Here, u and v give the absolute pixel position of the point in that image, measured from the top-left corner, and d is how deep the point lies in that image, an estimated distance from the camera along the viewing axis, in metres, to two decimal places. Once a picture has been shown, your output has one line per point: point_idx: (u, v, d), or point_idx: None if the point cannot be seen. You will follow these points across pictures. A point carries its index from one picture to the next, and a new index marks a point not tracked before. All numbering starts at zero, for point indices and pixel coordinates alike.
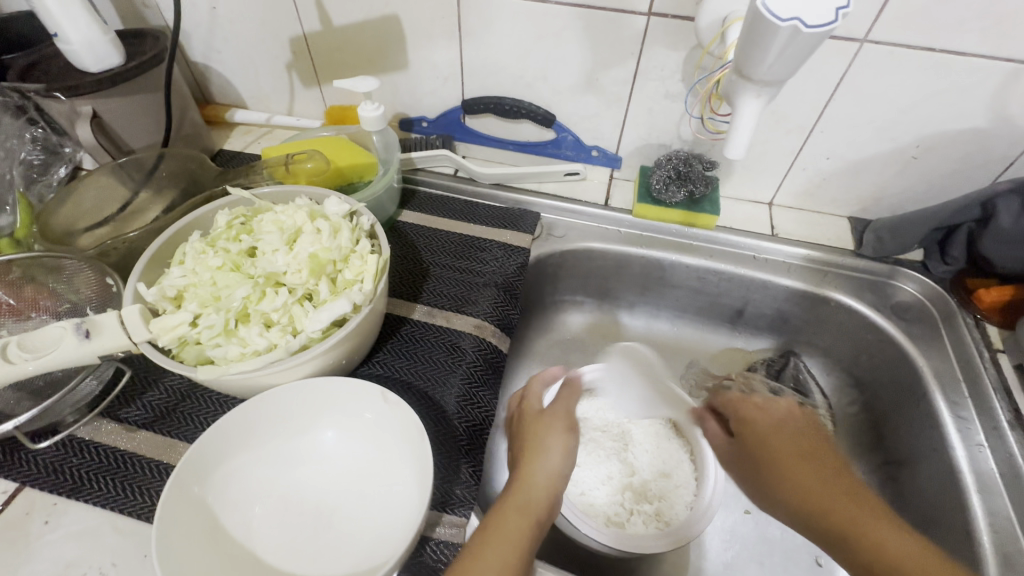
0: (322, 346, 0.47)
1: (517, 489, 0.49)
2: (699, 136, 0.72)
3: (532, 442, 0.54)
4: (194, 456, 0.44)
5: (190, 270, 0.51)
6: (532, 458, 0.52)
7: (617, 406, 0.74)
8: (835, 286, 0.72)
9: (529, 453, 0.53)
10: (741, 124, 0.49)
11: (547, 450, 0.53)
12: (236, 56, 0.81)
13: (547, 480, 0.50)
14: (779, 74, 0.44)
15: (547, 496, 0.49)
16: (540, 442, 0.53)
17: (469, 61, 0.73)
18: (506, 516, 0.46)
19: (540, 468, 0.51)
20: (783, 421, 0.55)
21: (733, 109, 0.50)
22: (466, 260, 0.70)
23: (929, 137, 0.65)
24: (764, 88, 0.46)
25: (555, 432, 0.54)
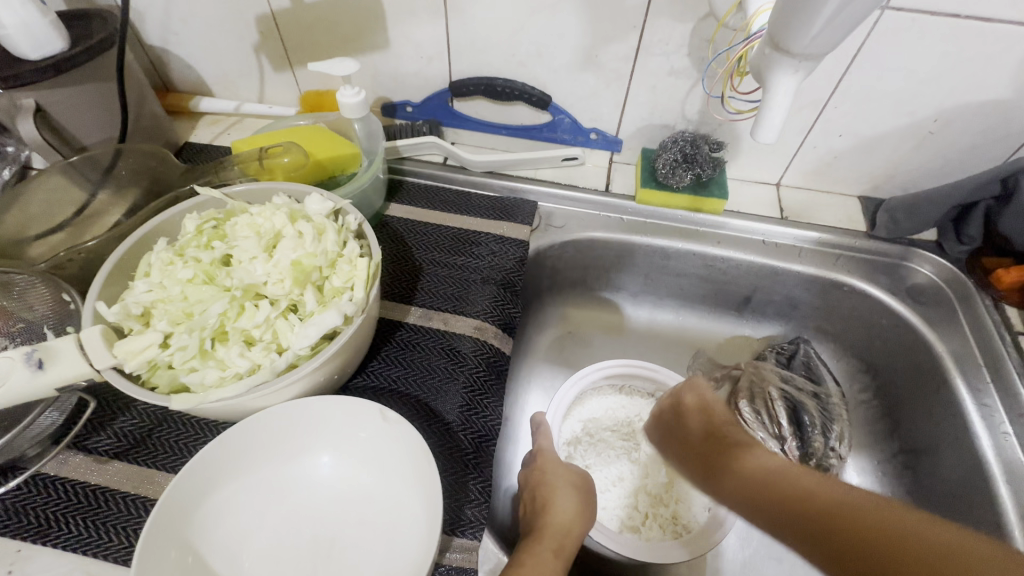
0: (313, 365, 0.43)
1: (544, 521, 0.53)
2: (714, 115, 0.67)
3: (547, 482, 0.57)
4: (176, 493, 0.40)
5: (157, 283, 0.45)
6: (551, 494, 0.56)
7: (625, 405, 0.71)
8: (847, 270, 0.69)
9: (547, 491, 0.56)
10: (777, 103, 0.45)
11: (561, 487, 0.56)
12: (197, 37, 0.73)
13: (567, 513, 0.54)
14: (824, 46, 0.40)
15: (570, 524, 0.53)
16: (554, 480, 0.57)
17: (457, 38, 0.67)
18: (538, 542, 0.49)
19: (559, 503, 0.55)
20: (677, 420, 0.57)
21: (764, 87, 0.46)
22: (461, 256, 0.65)
23: (947, 111, 0.61)
24: (803, 62, 0.42)
25: (569, 475, 0.58)
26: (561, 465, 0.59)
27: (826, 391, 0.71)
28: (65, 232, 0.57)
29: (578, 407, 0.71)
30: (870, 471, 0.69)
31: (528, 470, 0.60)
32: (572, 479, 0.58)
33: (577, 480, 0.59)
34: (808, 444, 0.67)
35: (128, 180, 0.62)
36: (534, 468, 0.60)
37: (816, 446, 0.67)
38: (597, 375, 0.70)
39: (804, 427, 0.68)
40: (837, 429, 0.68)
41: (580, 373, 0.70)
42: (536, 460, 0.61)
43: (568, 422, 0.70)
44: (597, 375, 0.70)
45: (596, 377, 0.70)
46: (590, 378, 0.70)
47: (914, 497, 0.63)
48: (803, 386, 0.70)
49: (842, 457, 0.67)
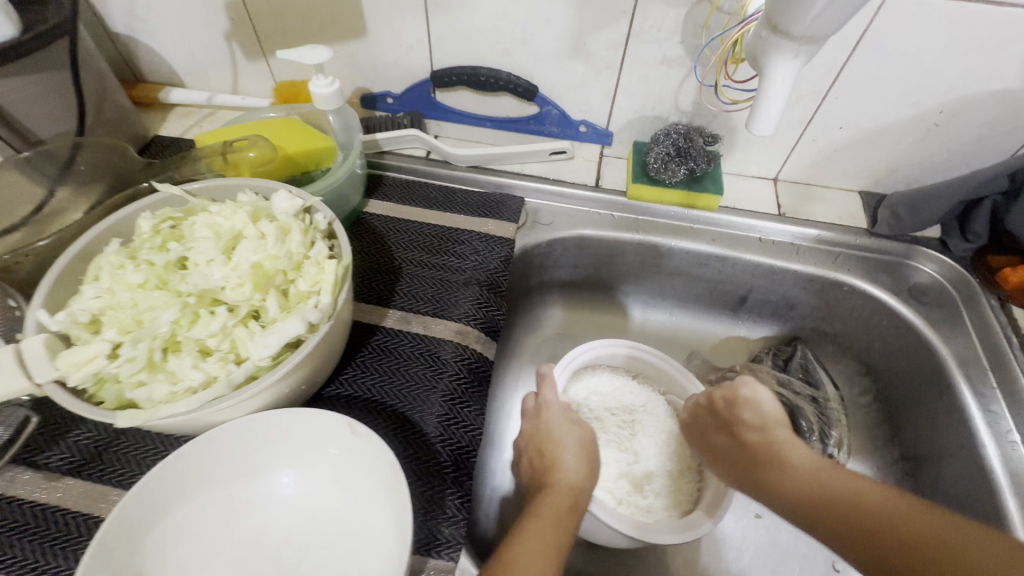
0: (272, 378, 0.39)
1: (548, 480, 0.50)
2: (707, 104, 0.64)
3: (552, 439, 0.54)
4: (126, 514, 0.37)
5: (107, 289, 0.42)
6: (556, 451, 0.53)
7: (636, 390, 0.68)
8: (847, 269, 0.66)
9: (552, 448, 0.53)
10: (774, 91, 0.42)
11: (567, 444, 0.53)
12: (165, 25, 0.69)
13: (576, 471, 0.50)
14: (828, 28, 0.37)
15: (578, 483, 0.50)
16: (560, 438, 0.54)
17: (438, 25, 0.63)
18: (543, 502, 0.46)
19: (566, 460, 0.51)
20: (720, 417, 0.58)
21: (760, 74, 0.43)
22: (442, 256, 0.62)
23: (953, 102, 0.58)
24: (805, 46, 0.39)
25: (580, 432, 0.55)
26: (567, 422, 0.56)
27: (824, 395, 0.69)
28: (25, 229, 0.52)
29: (588, 375, 0.67)
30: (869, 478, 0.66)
31: (531, 423, 0.57)
32: (580, 433, 0.55)
33: (584, 436, 0.55)
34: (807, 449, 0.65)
35: (90, 176, 0.57)
36: (536, 422, 0.56)
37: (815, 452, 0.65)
38: (626, 350, 0.68)
39: (802, 432, 0.66)
40: (836, 435, 0.67)
41: (610, 340, 0.68)
42: (539, 413, 0.57)
43: (574, 386, 0.66)
44: (626, 350, 0.68)
45: (625, 351, 0.68)
46: (618, 350, 0.68)
47: None
48: (801, 390, 0.69)
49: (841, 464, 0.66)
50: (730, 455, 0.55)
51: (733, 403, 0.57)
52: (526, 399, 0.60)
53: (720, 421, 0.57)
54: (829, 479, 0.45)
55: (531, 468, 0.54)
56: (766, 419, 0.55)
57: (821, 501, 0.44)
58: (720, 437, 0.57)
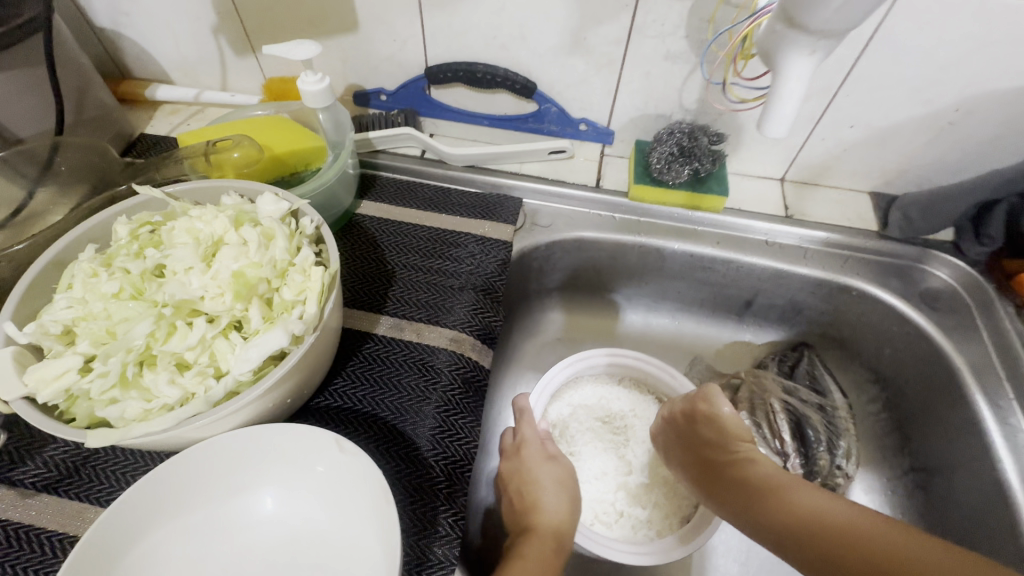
0: (253, 394, 0.37)
1: (530, 522, 0.48)
2: (713, 103, 0.61)
3: (532, 480, 0.51)
4: (99, 538, 0.35)
5: (79, 299, 0.40)
6: (536, 489, 0.50)
7: (622, 396, 0.65)
8: (857, 273, 0.63)
9: (531, 490, 0.50)
10: (788, 88, 0.40)
11: (546, 485, 0.51)
12: (149, 19, 0.67)
13: (558, 513, 0.48)
14: (846, 22, 0.35)
15: (559, 527, 0.47)
16: (539, 477, 0.51)
17: (432, 19, 0.61)
18: (526, 547, 0.44)
19: (547, 503, 0.49)
20: (688, 434, 0.56)
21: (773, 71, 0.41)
22: (437, 259, 0.60)
23: (970, 100, 0.56)
24: (821, 41, 0.37)
25: (559, 471, 0.52)
26: (546, 460, 0.53)
27: (832, 404, 0.66)
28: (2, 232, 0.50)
29: (569, 391, 0.64)
30: (878, 488, 0.64)
31: (509, 462, 0.54)
32: (559, 471, 0.52)
33: (563, 472, 0.52)
34: (813, 460, 0.63)
35: (70, 177, 0.55)
36: (515, 460, 0.53)
37: (822, 464, 0.63)
38: (604, 360, 0.65)
39: (809, 442, 0.64)
40: (844, 445, 0.65)
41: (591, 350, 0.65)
42: (518, 449, 0.54)
43: (555, 404, 0.64)
44: (606, 359, 0.65)
45: (604, 360, 0.65)
46: (596, 361, 0.64)
47: (927, 521, 0.59)
48: (807, 398, 0.66)
49: (849, 475, 0.63)
50: (700, 476, 0.53)
51: (697, 417, 0.55)
52: (504, 436, 0.57)
53: (687, 438, 0.56)
54: (795, 496, 0.45)
55: (510, 510, 0.51)
56: (727, 434, 0.53)
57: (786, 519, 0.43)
58: (688, 455, 0.55)
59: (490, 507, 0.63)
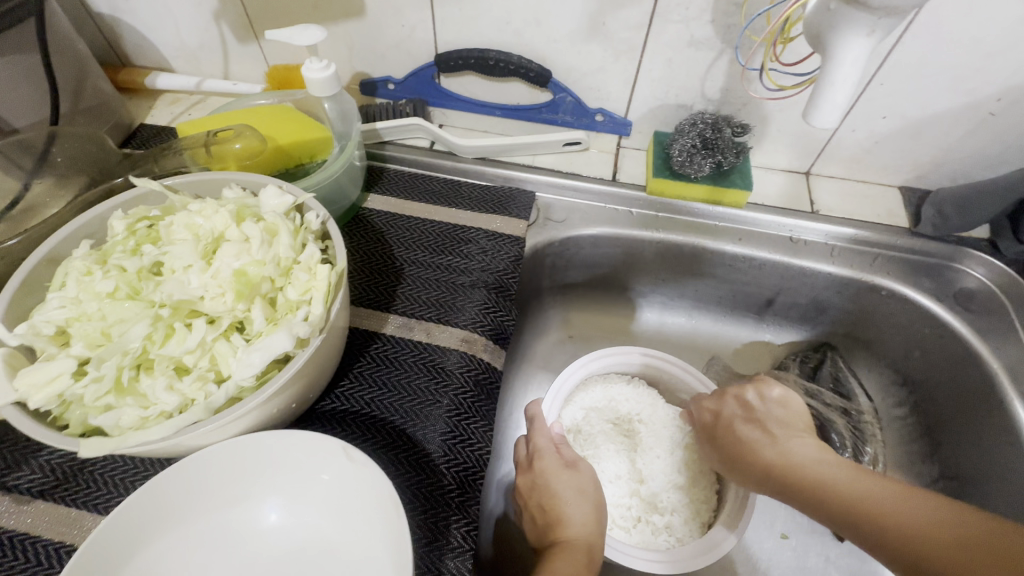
0: (255, 401, 0.35)
1: (555, 539, 0.46)
2: (752, 93, 0.58)
3: (553, 494, 0.49)
4: (97, 545, 0.33)
5: (73, 298, 0.38)
6: (559, 502, 0.48)
7: (634, 395, 0.62)
8: (886, 272, 0.61)
9: (554, 503, 0.48)
10: (842, 73, 0.38)
11: (569, 497, 0.49)
12: (149, 3, 0.64)
13: (585, 526, 0.47)
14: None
15: (589, 541, 0.46)
16: (560, 489, 0.49)
17: (443, 3, 0.58)
18: (557, 563, 0.43)
19: (572, 517, 0.47)
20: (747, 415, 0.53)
21: (825, 56, 0.38)
22: (448, 255, 0.57)
23: (1014, 89, 0.52)
24: (884, 18, 0.35)
25: (581, 477, 0.50)
26: (564, 470, 0.50)
27: (857, 408, 0.64)
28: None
29: (580, 394, 0.62)
30: None
31: (525, 475, 0.52)
32: (582, 480, 0.50)
33: (595, 489, 0.50)
34: None
35: (68, 169, 0.51)
36: (533, 472, 0.51)
37: None
38: (611, 361, 0.62)
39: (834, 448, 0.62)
40: (871, 452, 0.62)
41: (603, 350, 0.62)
42: (532, 459, 0.52)
43: (569, 408, 0.61)
44: (615, 359, 0.62)
45: (613, 361, 0.62)
46: (606, 362, 0.62)
47: None
48: (832, 401, 0.64)
49: None
50: (750, 447, 0.50)
51: (759, 402, 0.53)
52: (517, 448, 0.54)
53: (746, 414, 0.53)
54: (859, 481, 0.42)
55: (533, 525, 0.50)
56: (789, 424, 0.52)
57: (826, 491, 0.43)
58: (742, 427, 0.52)
59: (501, 516, 0.62)
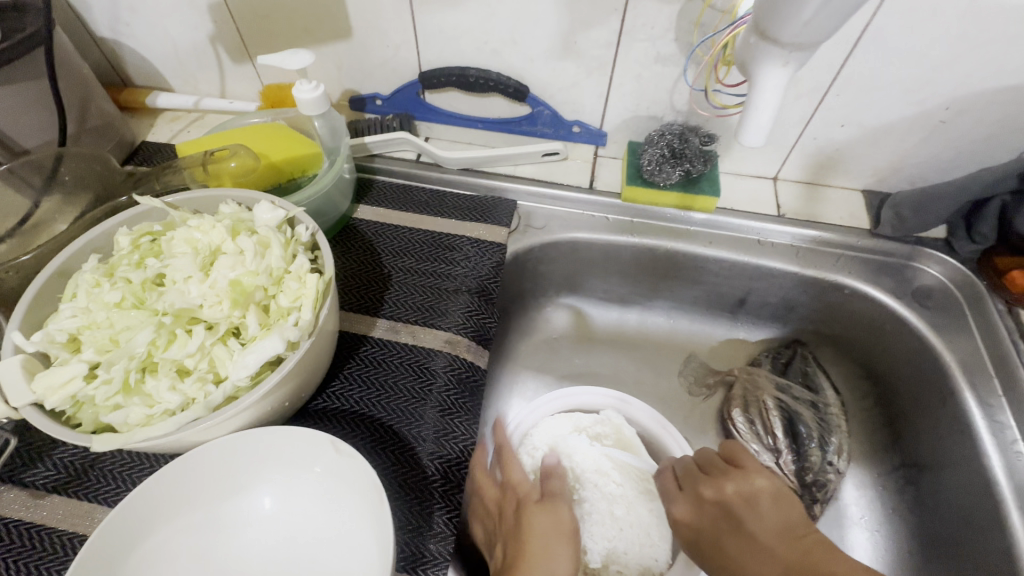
0: (250, 399, 0.38)
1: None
2: (698, 108, 0.63)
3: (524, 532, 0.46)
4: (106, 535, 0.37)
5: (83, 308, 0.41)
6: (526, 540, 0.45)
7: (577, 443, 0.61)
8: (847, 271, 0.64)
9: (521, 541, 0.45)
10: (763, 101, 0.41)
11: (540, 536, 0.45)
12: (149, 28, 0.68)
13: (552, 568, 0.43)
14: (818, 35, 0.36)
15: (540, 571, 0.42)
16: (525, 530, 0.46)
17: (425, 26, 0.62)
18: None
19: (539, 555, 0.44)
20: (718, 515, 0.44)
21: (750, 82, 0.42)
22: (433, 263, 0.61)
23: (961, 99, 0.56)
24: (795, 53, 0.38)
25: (555, 518, 0.47)
26: (539, 507, 0.48)
27: (824, 400, 0.68)
28: (10, 242, 0.51)
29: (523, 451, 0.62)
30: (871, 486, 0.65)
31: (498, 512, 0.50)
32: (563, 525, 0.47)
33: (570, 547, 0.45)
34: (805, 457, 0.64)
35: (74, 187, 0.55)
36: (507, 511, 0.49)
37: (813, 461, 0.64)
38: (541, 409, 0.65)
39: (800, 438, 0.65)
40: (836, 441, 0.66)
41: (540, 403, 0.65)
42: (507, 494, 0.50)
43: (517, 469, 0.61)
44: (547, 406, 0.65)
45: (547, 408, 0.65)
46: (543, 408, 0.65)
47: (917, 515, 0.60)
48: (800, 395, 0.68)
49: (840, 471, 0.65)
50: (729, 557, 0.41)
51: (728, 498, 0.44)
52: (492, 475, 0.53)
53: (721, 512, 0.44)
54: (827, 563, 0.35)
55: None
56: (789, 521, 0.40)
57: None
58: (727, 540, 0.42)
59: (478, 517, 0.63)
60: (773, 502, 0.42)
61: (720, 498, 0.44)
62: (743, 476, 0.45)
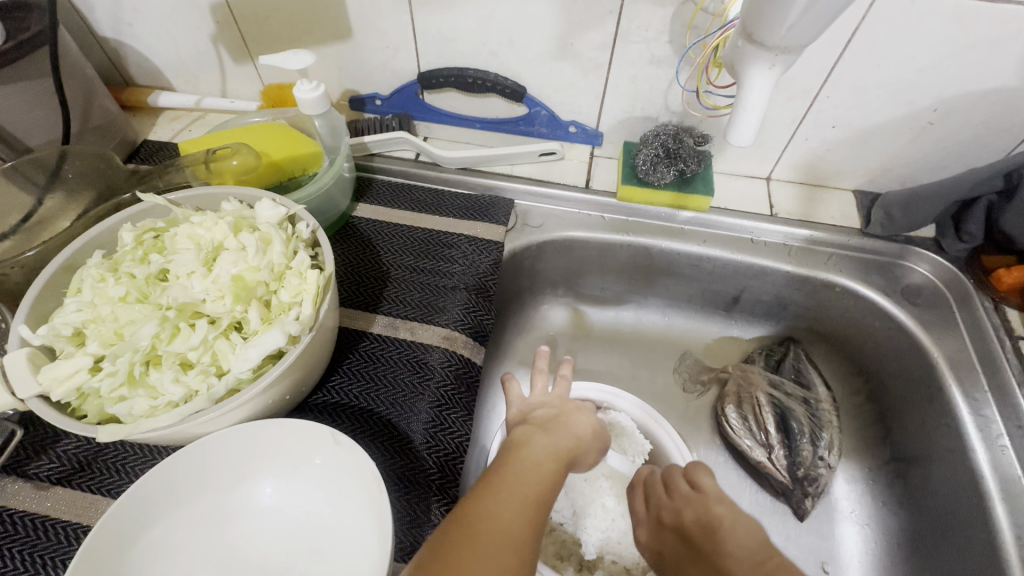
0: (252, 392, 0.39)
1: (550, 426, 0.48)
2: (690, 110, 0.64)
3: (569, 413, 0.52)
4: (111, 525, 0.37)
5: (89, 302, 0.42)
6: (568, 415, 0.52)
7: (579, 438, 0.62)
8: (838, 269, 0.65)
9: (565, 415, 0.51)
10: (750, 102, 0.42)
11: (583, 424, 0.51)
12: (151, 28, 0.69)
13: (579, 435, 0.49)
14: (803, 38, 0.37)
15: (576, 442, 0.48)
16: (574, 422, 0.51)
17: (424, 27, 0.63)
18: (535, 443, 0.45)
19: (575, 427, 0.50)
20: (677, 540, 0.44)
21: (739, 84, 0.43)
22: (431, 260, 0.62)
23: (948, 101, 0.57)
24: (781, 56, 0.39)
25: (599, 429, 0.53)
26: (590, 412, 0.54)
27: (816, 397, 0.69)
28: (14, 239, 0.52)
29: None
30: (861, 479, 0.66)
31: (544, 399, 0.54)
32: (600, 434, 0.53)
33: (597, 454, 0.51)
34: (796, 452, 0.65)
35: (78, 184, 0.56)
36: (555, 405, 0.53)
37: (804, 456, 0.65)
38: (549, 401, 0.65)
39: (793, 435, 0.66)
40: (827, 436, 0.67)
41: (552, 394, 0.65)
42: (564, 400, 0.54)
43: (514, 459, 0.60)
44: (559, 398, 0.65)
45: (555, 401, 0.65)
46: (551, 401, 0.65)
47: (905, 509, 0.61)
48: (792, 391, 0.69)
49: (831, 466, 0.65)
50: None
51: (685, 525, 0.44)
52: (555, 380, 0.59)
53: (678, 540, 0.44)
54: None
55: (513, 431, 0.48)
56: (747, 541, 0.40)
57: None
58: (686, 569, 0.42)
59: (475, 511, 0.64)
60: (728, 523, 0.41)
61: (678, 523, 0.45)
62: (702, 496, 0.45)
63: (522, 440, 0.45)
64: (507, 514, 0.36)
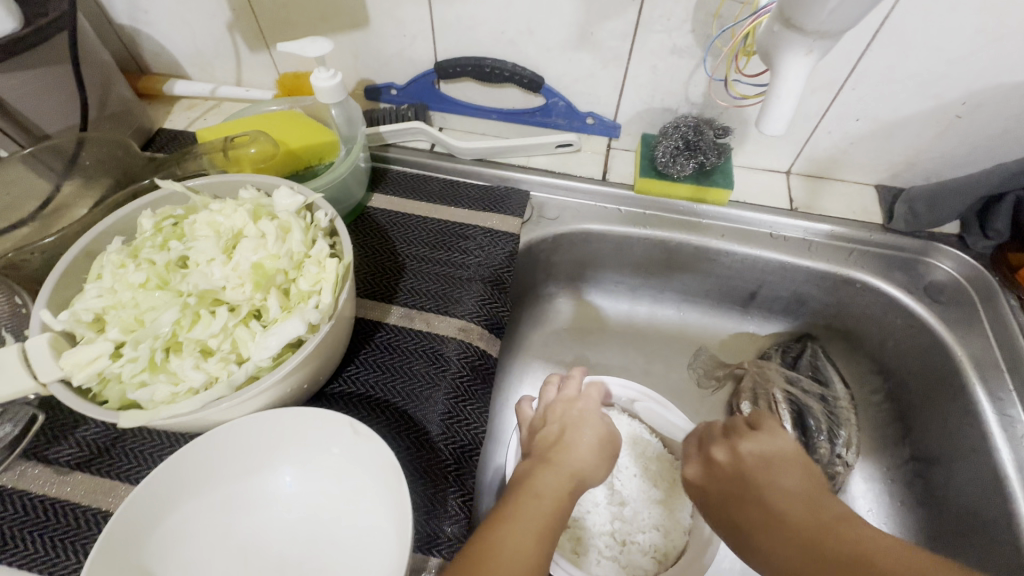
0: (271, 379, 0.39)
1: (557, 455, 0.47)
2: (717, 98, 0.62)
3: (574, 425, 0.51)
4: (133, 509, 0.37)
5: (110, 288, 0.42)
6: (571, 429, 0.51)
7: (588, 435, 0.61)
8: (859, 264, 0.64)
9: (571, 431, 0.50)
10: (785, 87, 0.41)
11: (589, 436, 0.50)
12: (167, 15, 0.68)
13: (585, 455, 0.48)
14: (844, 21, 0.36)
15: (582, 469, 0.46)
16: (579, 438, 0.50)
17: (442, 15, 0.62)
18: (541, 477, 0.44)
19: (579, 446, 0.48)
20: (736, 470, 0.45)
21: (773, 70, 0.42)
22: (445, 251, 0.61)
23: (978, 94, 0.56)
24: (818, 40, 0.38)
25: (607, 433, 0.52)
26: (599, 419, 0.53)
27: (834, 394, 0.68)
28: (33, 225, 0.52)
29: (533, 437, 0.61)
30: (879, 479, 0.65)
31: (550, 414, 0.53)
32: (608, 438, 0.51)
33: (609, 464, 0.50)
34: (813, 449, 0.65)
35: (96, 171, 0.56)
36: (561, 415, 0.53)
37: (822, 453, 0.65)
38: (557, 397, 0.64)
39: (809, 432, 0.66)
40: (844, 434, 0.66)
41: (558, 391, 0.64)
42: (570, 406, 0.54)
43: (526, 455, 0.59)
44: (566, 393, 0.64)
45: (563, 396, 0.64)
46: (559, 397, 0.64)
47: (925, 509, 0.60)
48: (810, 388, 0.68)
49: (848, 464, 0.65)
50: (738, 509, 0.41)
51: (745, 457, 0.45)
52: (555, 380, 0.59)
53: (734, 469, 0.45)
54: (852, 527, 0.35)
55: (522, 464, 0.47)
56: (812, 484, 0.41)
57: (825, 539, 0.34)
58: (742, 487, 0.43)
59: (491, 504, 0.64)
60: (786, 469, 0.42)
61: (737, 455, 0.46)
62: (764, 437, 0.46)
63: (526, 477, 0.45)
64: (513, 559, 0.35)
